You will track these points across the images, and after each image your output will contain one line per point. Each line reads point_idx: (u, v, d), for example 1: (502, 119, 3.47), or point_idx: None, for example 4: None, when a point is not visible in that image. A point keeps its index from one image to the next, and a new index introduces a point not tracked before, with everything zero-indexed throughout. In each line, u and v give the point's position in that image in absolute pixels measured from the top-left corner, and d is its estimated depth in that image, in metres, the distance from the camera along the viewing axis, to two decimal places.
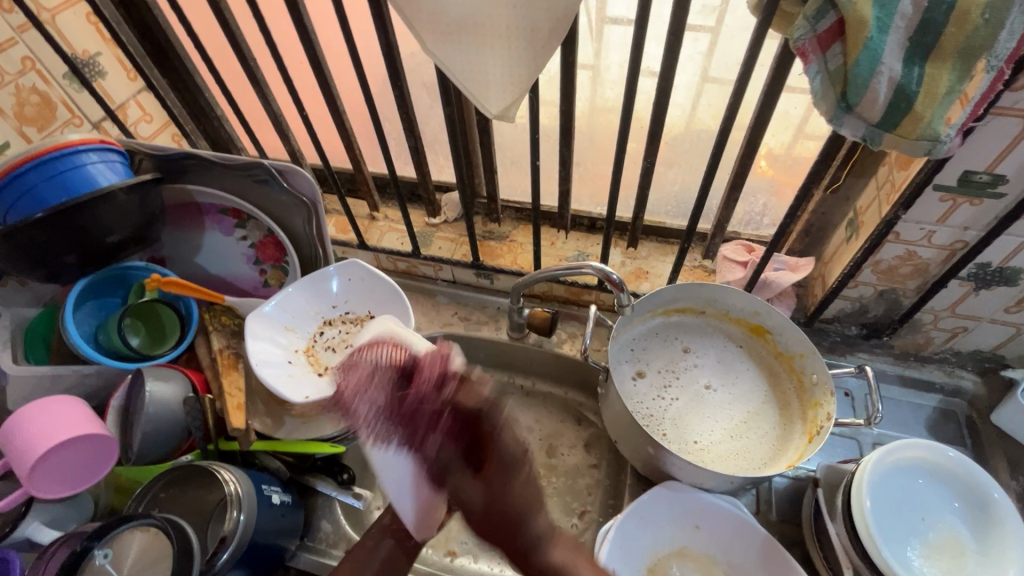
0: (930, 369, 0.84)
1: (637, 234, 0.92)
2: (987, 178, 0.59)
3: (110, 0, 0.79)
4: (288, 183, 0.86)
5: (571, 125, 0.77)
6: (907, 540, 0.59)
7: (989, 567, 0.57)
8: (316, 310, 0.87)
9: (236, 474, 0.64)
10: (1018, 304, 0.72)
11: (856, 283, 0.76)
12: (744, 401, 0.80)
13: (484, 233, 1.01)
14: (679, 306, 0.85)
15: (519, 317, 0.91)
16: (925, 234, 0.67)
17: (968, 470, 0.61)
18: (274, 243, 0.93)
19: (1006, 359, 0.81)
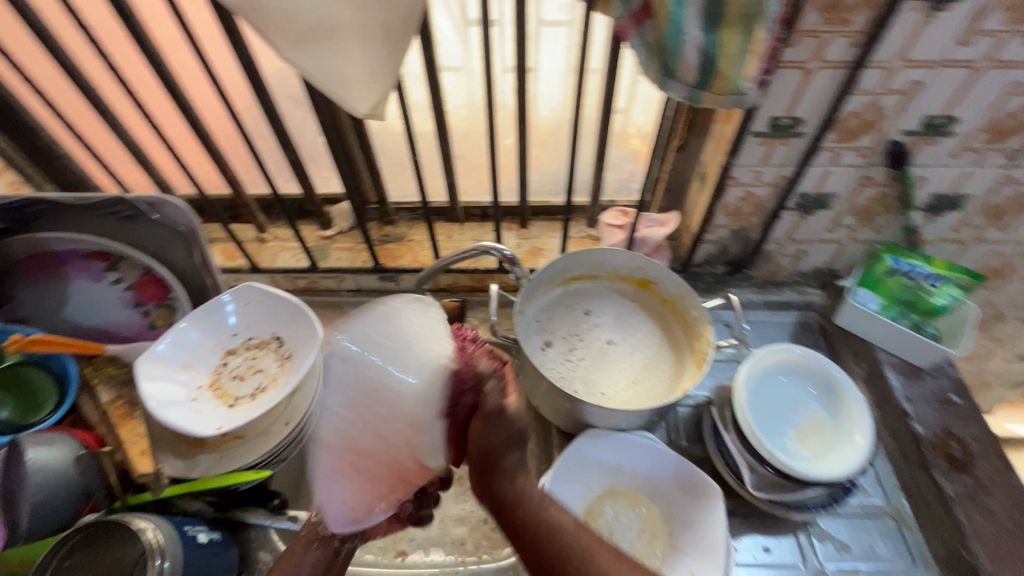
0: (785, 291, 0.99)
1: (526, 215, 0.99)
2: (789, 121, 0.71)
3: None
4: (160, 215, 0.81)
5: (444, 120, 0.81)
6: (783, 431, 0.70)
7: (845, 434, 0.69)
8: (214, 341, 0.84)
9: (155, 521, 0.60)
10: (835, 222, 0.87)
11: (713, 226, 0.88)
12: (642, 347, 0.89)
13: (381, 237, 1.02)
14: (573, 274, 0.93)
15: (429, 311, 0.94)
16: (755, 175, 0.79)
17: (815, 360, 0.73)
18: (154, 280, 0.87)
19: (839, 272, 0.97)
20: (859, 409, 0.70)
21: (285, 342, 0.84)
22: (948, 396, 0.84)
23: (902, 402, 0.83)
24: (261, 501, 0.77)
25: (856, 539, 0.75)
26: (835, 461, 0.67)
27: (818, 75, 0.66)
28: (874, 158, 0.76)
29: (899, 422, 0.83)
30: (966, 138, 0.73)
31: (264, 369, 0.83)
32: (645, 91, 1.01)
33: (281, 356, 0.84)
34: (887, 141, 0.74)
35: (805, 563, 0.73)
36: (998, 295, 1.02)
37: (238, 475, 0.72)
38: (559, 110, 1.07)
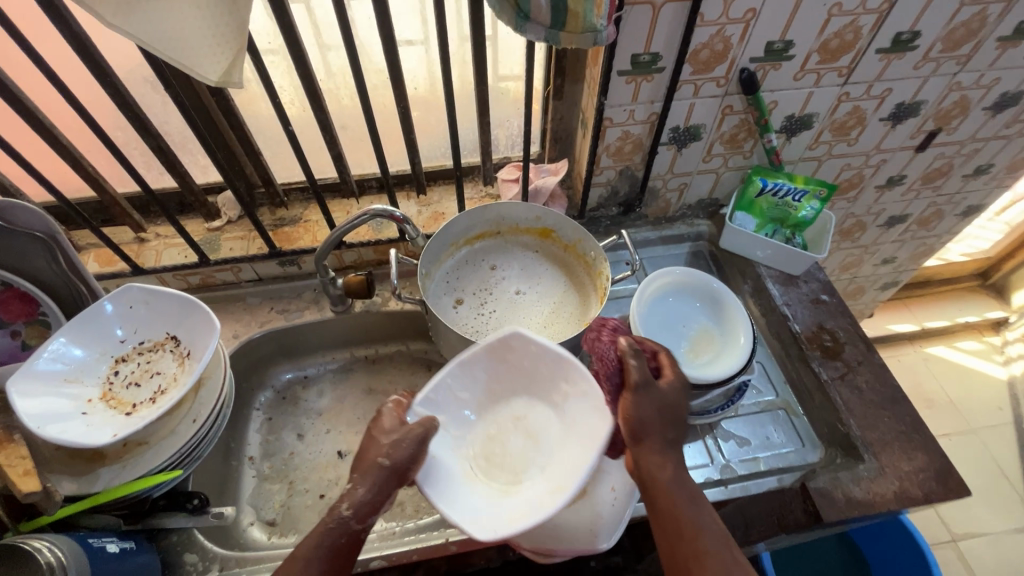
0: (677, 225, 1.06)
1: (422, 181, 0.98)
2: (648, 57, 0.75)
3: None
4: (6, 221, 0.72)
5: (316, 88, 0.79)
6: (678, 346, 0.76)
7: (730, 338, 0.76)
8: (100, 351, 0.79)
9: (50, 540, 0.56)
10: (708, 153, 0.94)
11: (600, 169, 0.92)
12: (549, 293, 0.92)
13: (275, 221, 0.99)
14: (475, 232, 0.94)
15: (336, 289, 0.92)
16: (629, 114, 0.83)
17: (697, 276, 0.80)
18: (19, 296, 0.79)
19: (720, 201, 1.05)
20: (739, 313, 0.77)
21: (181, 340, 0.80)
22: (819, 296, 0.94)
23: (782, 308, 0.92)
24: (179, 505, 0.73)
25: (754, 432, 0.84)
26: (724, 363, 0.74)
27: (664, 8, 0.70)
28: (730, 87, 0.82)
29: (781, 326, 0.92)
30: (804, 60, 0.80)
31: (162, 371, 0.79)
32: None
33: (178, 356, 0.80)
34: (738, 69, 0.80)
35: (713, 461, 0.80)
36: (856, 205, 1.14)
37: (147, 480, 0.68)
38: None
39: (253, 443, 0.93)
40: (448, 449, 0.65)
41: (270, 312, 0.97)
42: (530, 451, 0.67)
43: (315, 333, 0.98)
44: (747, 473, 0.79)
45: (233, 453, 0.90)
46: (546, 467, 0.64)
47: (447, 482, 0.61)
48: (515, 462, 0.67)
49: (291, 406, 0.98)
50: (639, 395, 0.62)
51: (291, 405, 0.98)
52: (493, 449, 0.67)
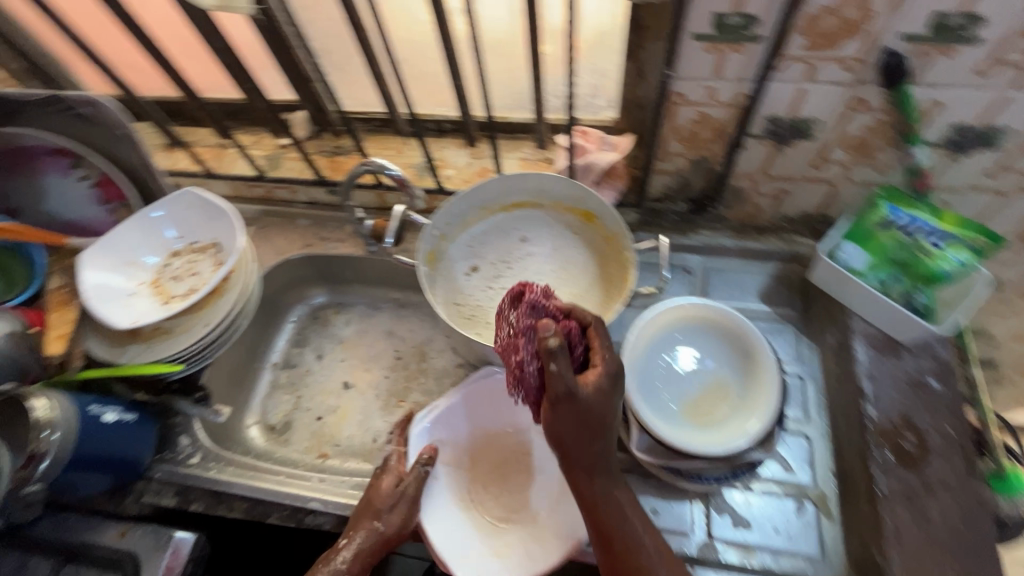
0: (767, 239, 0.85)
1: (472, 131, 0.90)
2: (739, 20, 0.56)
3: None
4: (95, 112, 0.84)
5: (358, 17, 0.73)
6: (678, 395, 0.62)
7: (747, 407, 0.60)
8: (159, 243, 0.89)
9: (50, 399, 0.66)
10: (821, 158, 0.71)
11: (667, 154, 0.75)
12: (571, 286, 0.81)
13: (334, 148, 1.00)
14: (514, 200, 0.85)
15: (364, 230, 0.90)
16: (708, 92, 0.65)
17: (736, 319, 0.63)
18: (113, 181, 0.92)
19: (834, 220, 0.81)
20: (769, 387, 0.59)
21: (221, 249, 0.87)
22: (925, 379, 0.70)
23: (862, 380, 0.70)
24: (186, 392, 0.83)
25: (762, 515, 0.67)
26: (714, 437, 0.58)
27: None
28: (865, 73, 0.59)
29: (853, 401, 0.71)
30: (999, 47, 0.53)
31: (200, 271, 0.87)
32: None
33: (216, 262, 0.87)
34: (881, 50, 0.56)
35: (695, 532, 0.67)
36: None
37: (155, 367, 0.77)
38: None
39: (279, 351, 1.02)
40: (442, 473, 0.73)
41: (313, 236, 1.01)
42: (524, 490, 0.73)
43: (348, 266, 1.01)
44: (732, 562, 0.65)
45: (259, 355, 1.00)
46: (536, 516, 0.70)
47: (438, 516, 0.70)
48: (508, 498, 0.73)
49: (319, 326, 1.04)
50: (558, 410, 0.51)
51: (319, 326, 1.04)
52: (496, 482, 0.74)
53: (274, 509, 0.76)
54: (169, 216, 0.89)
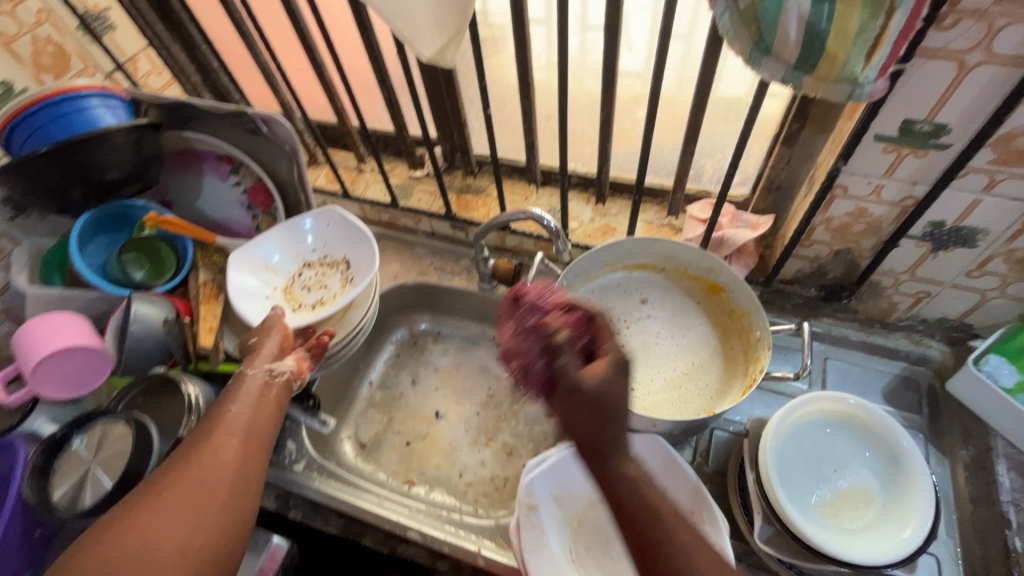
0: (896, 337, 0.83)
1: (604, 190, 0.93)
2: (929, 128, 0.57)
3: None
4: (269, 130, 0.92)
5: (528, 76, 0.78)
6: (815, 491, 0.59)
7: (893, 518, 0.57)
8: (295, 252, 0.94)
9: (198, 388, 0.69)
10: (979, 267, 0.69)
11: (810, 241, 0.75)
12: (689, 355, 0.81)
13: (462, 186, 1.05)
14: (637, 261, 0.86)
15: (486, 268, 0.95)
16: (874, 189, 0.65)
17: (883, 421, 0.60)
18: (263, 190, 1.01)
19: (975, 329, 0.78)
20: (923, 497, 0.56)
21: (351, 267, 0.92)
22: None
23: (1007, 506, 0.66)
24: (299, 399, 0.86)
25: None
26: (858, 545, 0.56)
27: (979, 71, 0.51)
28: None
29: (994, 528, 0.66)
30: None
31: (329, 285, 0.92)
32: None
33: (344, 279, 0.92)
34: None
35: None
36: None
37: None
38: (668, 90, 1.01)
39: (377, 370, 1.05)
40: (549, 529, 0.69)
41: (429, 266, 1.05)
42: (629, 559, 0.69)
43: (456, 298, 1.04)
44: None
45: (359, 372, 1.03)
46: None
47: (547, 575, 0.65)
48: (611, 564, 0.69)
49: (417, 352, 1.07)
50: (563, 399, 0.47)
51: (417, 352, 1.07)
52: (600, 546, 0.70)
53: (370, 530, 0.80)
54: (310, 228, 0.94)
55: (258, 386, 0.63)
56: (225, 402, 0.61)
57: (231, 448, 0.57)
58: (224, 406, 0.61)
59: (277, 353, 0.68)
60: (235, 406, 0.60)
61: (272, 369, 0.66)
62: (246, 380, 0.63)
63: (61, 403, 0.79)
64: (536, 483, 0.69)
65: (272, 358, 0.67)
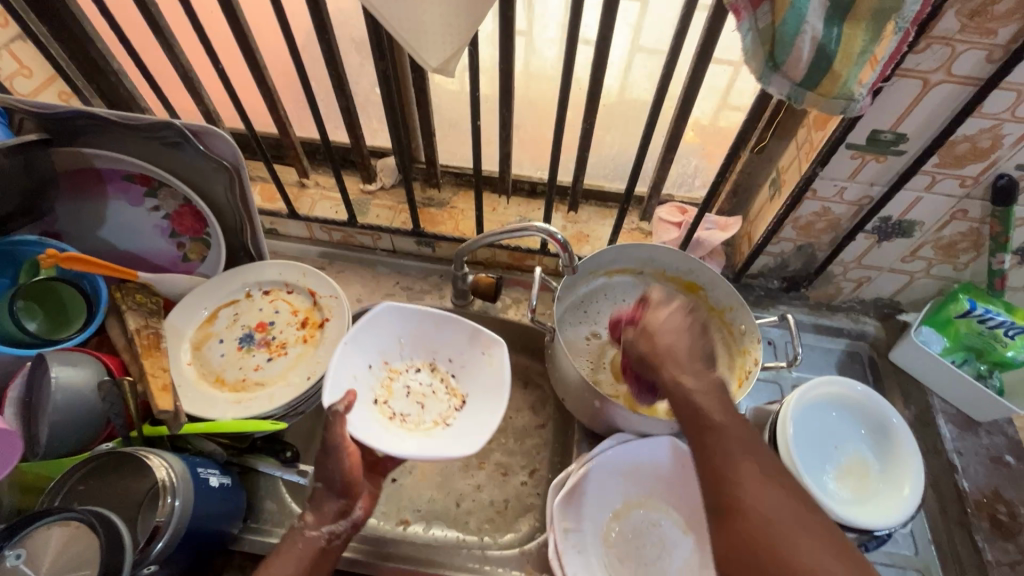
0: (838, 317, 0.93)
1: (578, 198, 0.93)
2: (891, 136, 0.65)
3: None
4: (205, 146, 0.78)
5: (510, 85, 0.75)
6: (823, 467, 0.65)
7: (889, 483, 0.64)
8: (243, 277, 0.85)
9: (168, 458, 0.58)
10: (911, 253, 0.80)
11: (778, 239, 0.82)
12: None
13: (424, 199, 0.98)
14: (618, 267, 0.87)
15: (463, 284, 0.90)
16: (838, 190, 0.73)
17: (871, 400, 0.68)
18: (191, 212, 0.86)
19: (901, 305, 0.91)
20: (912, 461, 0.64)
21: (462, 414, 0.74)
22: (1003, 455, 0.79)
23: (951, 454, 0.78)
24: (274, 452, 0.74)
25: None
26: (869, 510, 0.62)
27: (938, 88, 0.59)
28: (975, 189, 0.69)
29: (945, 474, 0.78)
30: None
31: (431, 410, 0.74)
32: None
33: (444, 417, 0.73)
34: (995, 173, 0.67)
35: None
36: None
37: (256, 424, 0.70)
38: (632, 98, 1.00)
39: None
40: (577, 553, 0.68)
41: (394, 286, 0.98)
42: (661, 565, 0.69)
43: None
44: None
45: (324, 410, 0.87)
46: None
47: None
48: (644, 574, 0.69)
49: None
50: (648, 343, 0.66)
51: None
52: (630, 558, 0.70)
53: None
54: (458, 332, 0.77)
55: (314, 554, 0.61)
56: (275, 558, 0.60)
57: None
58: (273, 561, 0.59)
59: (346, 502, 0.64)
60: (282, 567, 0.59)
61: (333, 532, 0.63)
62: (303, 544, 0.61)
63: None
64: (560, 509, 0.69)
65: (340, 511, 0.64)
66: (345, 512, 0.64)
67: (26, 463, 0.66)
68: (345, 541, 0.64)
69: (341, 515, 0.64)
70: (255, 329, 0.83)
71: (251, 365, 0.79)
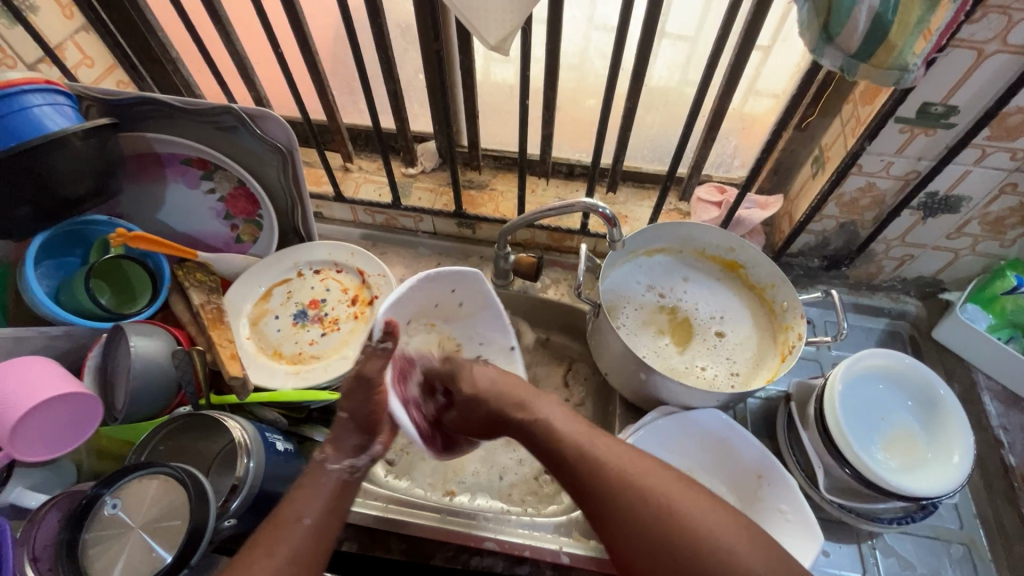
0: (879, 296, 0.93)
1: (617, 178, 0.95)
2: (942, 109, 0.65)
3: None
4: (261, 130, 0.82)
5: (557, 66, 0.76)
6: (872, 437, 0.66)
7: (939, 451, 0.64)
8: (293, 258, 0.88)
9: (242, 421, 0.62)
10: (958, 229, 0.80)
11: (821, 216, 0.83)
12: (719, 331, 0.83)
13: (464, 182, 1.01)
14: (658, 246, 0.89)
15: (505, 264, 0.93)
16: (884, 165, 0.73)
17: (921, 373, 0.69)
18: (244, 195, 0.90)
19: (944, 284, 0.90)
20: (960, 429, 0.65)
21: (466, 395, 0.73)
22: None
23: (997, 430, 0.79)
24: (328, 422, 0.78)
25: (924, 560, 0.71)
26: (919, 476, 0.63)
27: (992, 59, 0.59)
28: None
29: (990, 450, 0.79)
30: None
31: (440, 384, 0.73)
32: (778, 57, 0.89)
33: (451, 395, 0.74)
34: None
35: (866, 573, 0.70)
36: None
37: (312, 393, 0.73)
38: (672, 85, 0.96)
39: None
40: None
41: (436, 267, 1.00)
42: None
43: None
44: None
45: None
46: None
47: None
48: None
49: None
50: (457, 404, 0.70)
51: None
52: None
53: (437, 549, 0.77)
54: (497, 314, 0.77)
55: (337, 486, 0.61)
56: (298, 496, 0.60)
57: (291, 544, 0.56)
58: (295, 501, 0.59)
59: (364, 438, 0.64)
60: (303, 506, 0.59)
61: (353, 465, 0.63)
62: (326, 476, 0.61)
63: (39, 465, 0.65)
64: None
65: (358, 446, 0.64)
66: (363, 447, 0.64)
67: (104, 429, 0.70)
68: (366, 474, 0.64)
69: (359, 450, 0.64)
70: (308, 305, 0.86)
71: (306, 340, 0.82)
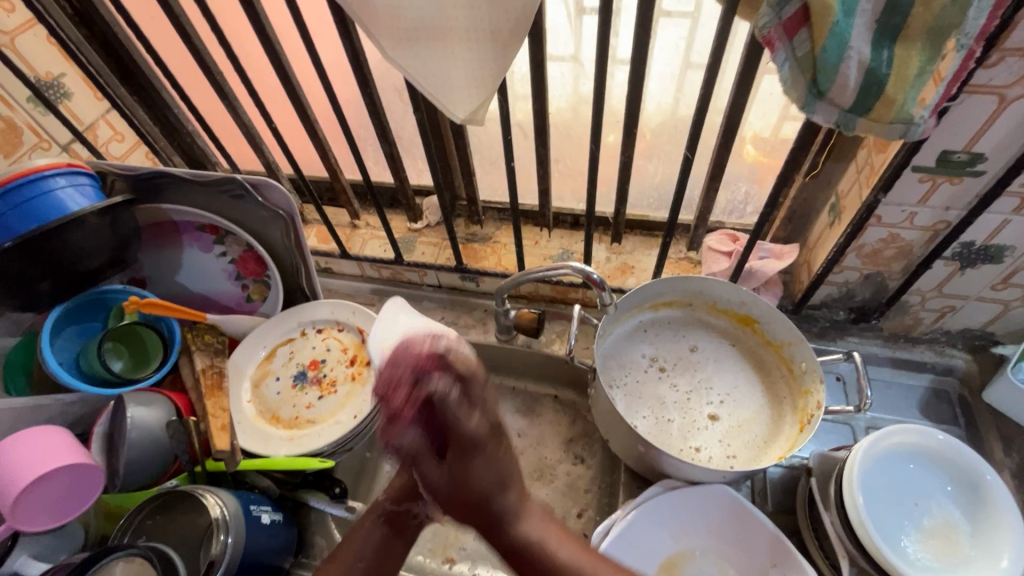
0: (920, 349, 0.84)
1: (621, 229, 0.91)
2: (966, 157, 0.58)
3: (100, 56, 0.83)
4: (263, 197, 0.85)
5: (545, 124, 0.75)
6: (903, 528, 0.59)
7: (984, 551, 0.57)
8: (297, 318, 0.90)
9: (222, 497, 0.63)
10: (1004, 280, 0.71)
11: (841, 268, 0.76)
12: (727, 403, 0.77)
13: (467, 235, 1.00)
14: (666, 300, 0.83)
15: (506, 319, 0.88)
16: (907, 216, 0.66)
17: (961, 454, 0.61)
18: (255, 257, 0.92)
19: (997, 337, 0.81)
20: (1009, 527, 0.58)
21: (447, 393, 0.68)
22: None
23: None
24: (323, 487, 0.75)
25: None
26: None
27: (1017, 104, 0.53)
28: None
29: None
30: None
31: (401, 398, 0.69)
32: (769, 97, 0.91)
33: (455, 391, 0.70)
34: None
35: None
36: None
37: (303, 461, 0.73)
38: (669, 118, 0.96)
39: None
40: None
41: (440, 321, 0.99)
42: None
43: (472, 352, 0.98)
44: None
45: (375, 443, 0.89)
46: None
47: None
48: None
49: None
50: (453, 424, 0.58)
51: None
52: None
53: None
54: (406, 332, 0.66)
55: None
56: None
57: None
58: None
59: None
60: None
61: None
62: None
63: (44, 533, 0.67)
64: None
65: None
66: None
67: (107, 495, 0.72)
68: None
69: None
70: (308, 366, 0.87)
71: (302, 404, 0.84)
